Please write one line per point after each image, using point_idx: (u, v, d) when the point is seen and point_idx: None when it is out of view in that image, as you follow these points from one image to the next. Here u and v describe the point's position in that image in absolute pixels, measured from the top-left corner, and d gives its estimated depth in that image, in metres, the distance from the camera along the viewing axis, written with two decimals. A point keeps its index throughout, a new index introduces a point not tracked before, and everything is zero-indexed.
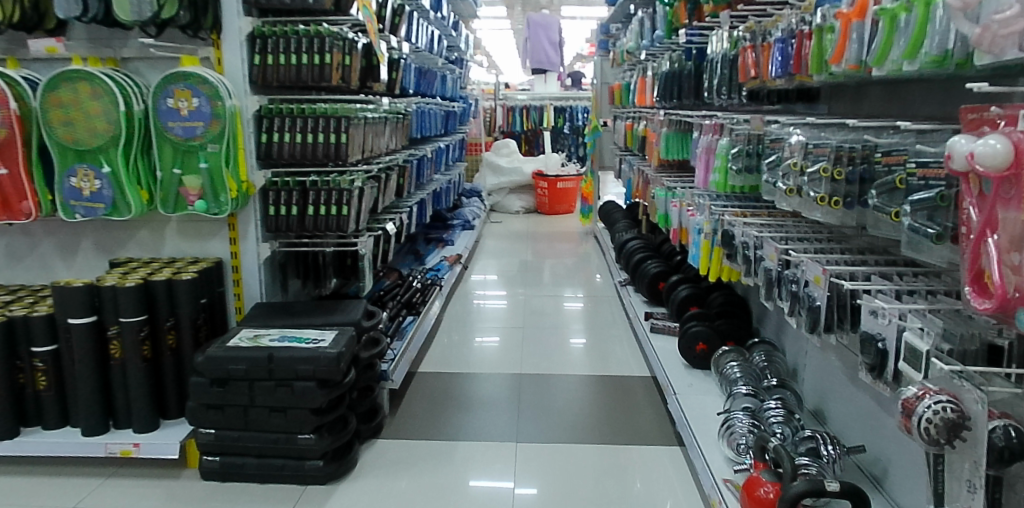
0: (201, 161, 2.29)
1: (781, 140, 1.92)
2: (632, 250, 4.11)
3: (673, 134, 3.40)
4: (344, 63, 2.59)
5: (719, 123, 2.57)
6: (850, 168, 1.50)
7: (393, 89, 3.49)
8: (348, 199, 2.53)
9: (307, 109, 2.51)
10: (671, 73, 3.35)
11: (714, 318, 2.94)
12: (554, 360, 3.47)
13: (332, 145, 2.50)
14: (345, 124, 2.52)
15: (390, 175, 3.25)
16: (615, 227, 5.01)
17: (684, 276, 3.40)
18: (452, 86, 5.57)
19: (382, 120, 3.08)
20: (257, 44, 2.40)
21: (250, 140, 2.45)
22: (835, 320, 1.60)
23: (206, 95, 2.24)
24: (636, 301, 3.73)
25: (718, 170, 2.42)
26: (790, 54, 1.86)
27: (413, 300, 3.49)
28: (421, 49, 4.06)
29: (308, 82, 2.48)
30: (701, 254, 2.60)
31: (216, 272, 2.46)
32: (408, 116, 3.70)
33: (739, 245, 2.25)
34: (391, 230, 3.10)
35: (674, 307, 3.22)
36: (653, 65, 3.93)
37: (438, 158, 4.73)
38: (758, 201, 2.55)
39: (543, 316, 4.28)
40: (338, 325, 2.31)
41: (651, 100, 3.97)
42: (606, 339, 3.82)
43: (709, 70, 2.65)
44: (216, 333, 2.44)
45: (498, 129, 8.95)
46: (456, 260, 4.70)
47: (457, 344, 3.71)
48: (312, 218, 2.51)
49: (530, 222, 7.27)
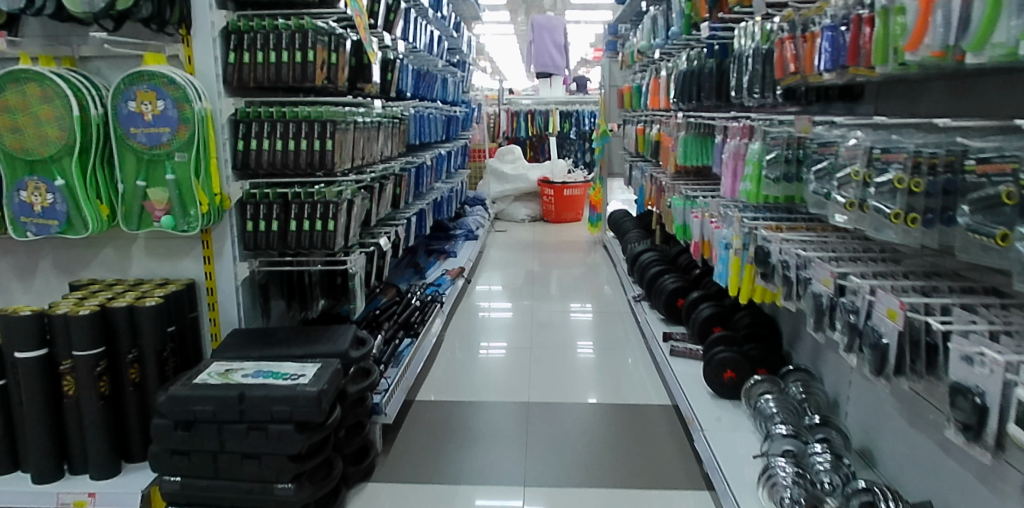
0: (168, 172, 2.03)
1: (834, 144, 1.64)
2: (647, 263, 3.83)
3: (692, 138, 3.14)
4: (330, 61, 2.32)
5: (748, 124, 2.31)
6: (931, 179, 1.21)
7: (387, 91, 3.24)
8: (335, 213, 2.26)
9: (288, 113, 2.26)
10: (691, 73, 3.08)
11: (741, 342, 2.66)
12: (564, 382, 3.20)
13: (315, 152, 2.24)
14: (330, 128, 2.26)
15: (383, 185, 2.98)
16: (627, 237, 4.73)
17: (706, 293, 3.12)
18: (453, 89, 5.33)
19: (375, 126, 2.82)
20: (232, 41, 2.17)
21: (225, 148, 2.20)
22: (909, 361, 1.32)
23: (171, 97, 1.99)
24: (652, 319, 3.45)
25: (750, 178, 2.16)
26: (842, 44, 1.59)
27: (411, 319, 3.23)
28: (419, 50, 3.81)
29: (289, 83, 2.23)
30: (732, 272, 2.32)
31: (188, 295, 2.20)
32: (405, 121, 3.45)
33: (778, 264, 1.98)
34: (385, 246, 2.83)
35: (695, 327, 2.95)
36: (667, 64, 3.66)
37: (439, 164, 4.47)
38: (794, 215, 2.28)
39: (551, 331, 4.01)
40: (322, 357, 2.04)
41: (666, 102, 3.71)
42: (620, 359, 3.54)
43: (736, 68, 2.38)
44: (188, 364, 2.17)
45: (501, 134, 8.68)
46: (459, 273, 4.43)
47: (460, 363, 3.44)
48: (295, 234, 2.25)
49: (536, 231, 7.01)
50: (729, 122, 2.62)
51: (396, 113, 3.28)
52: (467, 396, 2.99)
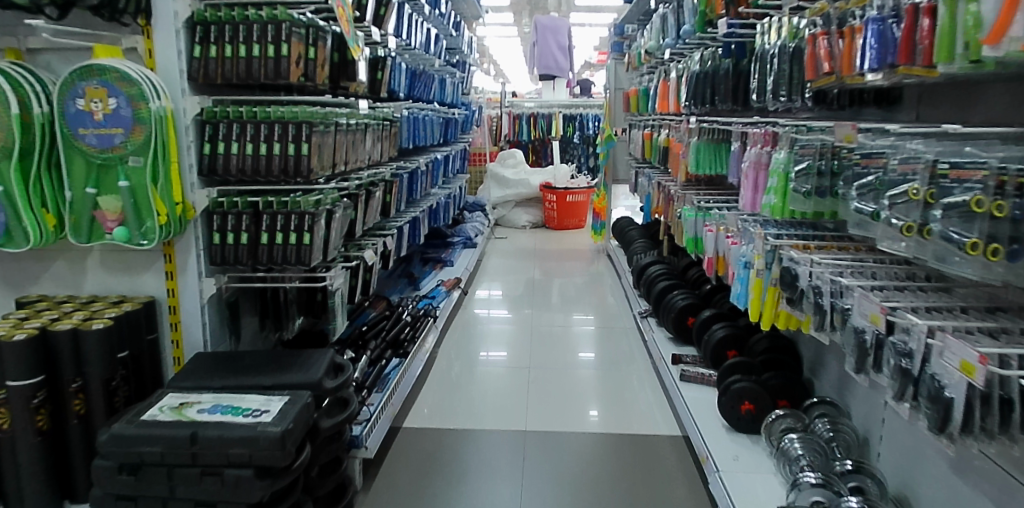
0: (120, 179, 1.81)
1: (883, 155, 1.41)
2: (655, 276, 3.59)
3: (705, 145, 2.91)
4: (307, 56, 2.10)
5: (772, 129, 2.09)
6: (1018, 201, 0.97)
7: (377, 91, 3.01)
8: (311, 224, 2.02)
9: (260, 114, 2.03)
10: (705, 74, 2.85)
11: (760, 370, 2.43)
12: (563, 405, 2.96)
13: (290, 157, 2.00)
14: (307, 131, 2.01)
15: (370, 194, 2.75)
16: (632, 247, 4.49)
17: (718, 312, 2.88)
18: (452, 91, 5.11)
19: (361, 129, 2.59)
20: (197, 33, 1.96)
21: (189, 151, 1.98)
22: (983, 422, 1.08)
23: (125, 94, 1.77)
24: (660, 337, 3.21)
25: (775, 191, 1.93)
26: (891, 39, 1.36)
27: (400, 337, 3.01)
28: (413, 48, 3.59)
29: (261, 80, 2.00)
30: (751, 294, 2.08)
31: (146, 315, 1.97)
32: (397, 123, 3.23)
33: (810, 289, 1.75)
34: (370, 260, 2.60)
35: (708, 350, 2.72)
36: (678, 66, 3.44)
37: (435, 170, 4.24)
38: (823, 233, 2.05)
39: (551, 344, 3.78)
40: (290, 389, 1.82)
41: (676, 106, 3.49)
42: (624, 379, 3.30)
43: (757, 69, 2.15)
44: (144, 392, 1.94)
45: (503, 138, 8.46)
46: (455, 284, 4.21)
47: (453, 380, 3.20)
48: (265, 248, 2.02)
49: (538, 238, 6.79)
50: (750, 127, 2.39)
51: (386, 115, 3.05)
52: (460, 421, 2.75)
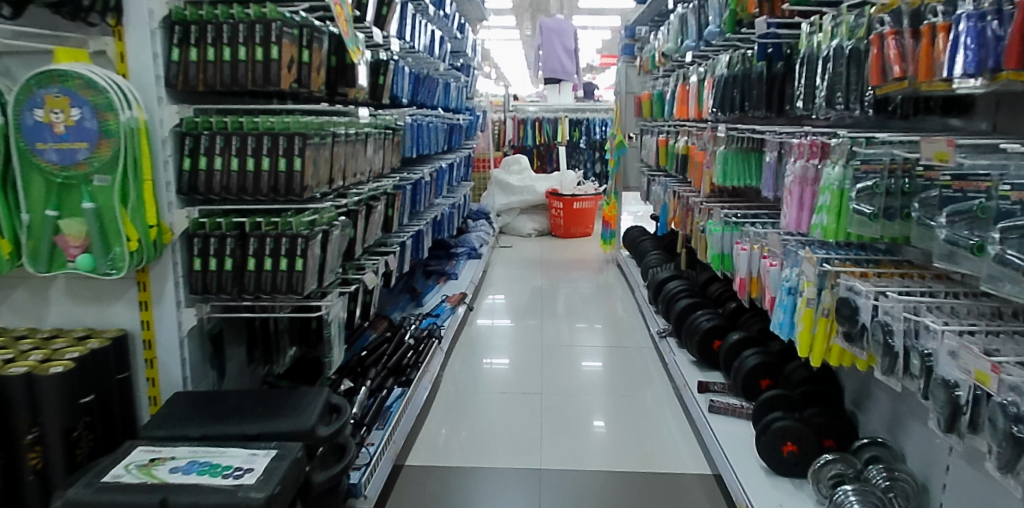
0: (85, 200, 1.58)
1: (983, 177, 1.18)
2: (674, 293, 3.35)
3: (733, 154, 2.70)
4: (300, 60, 1.85)
5: (821, 138, 1.87)
6: None
7: (378, 98, 2.79)
8: (304, 248, 1.79)
9: (248, 124, 1.81)
10: (735, 78, 2.64)
11: (801, 405, 2.20)
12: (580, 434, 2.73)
13: (281, 173, 1.77)
14: (300, 143, 1.78)
15: (369, 210, 2.52)
16: (646, 260, 4.27)
17: (748, 335, 2.65)
18: (456, 95, 4.89)
19: (361, 139, 2.36)
20: (176, 34, 1.74)
21: (166, 167, 1.75)
22: None
23: (89, 104, 1.54)
24: (682, 361, 2.98)
25: (828, 210, 1.73)
26: (996, 38, 1.13)
27: (403, 363, 2.78)
28: (417, 51, 3.37)
29: (248, 87, 1.76)
30: (799, 325, 1.85)
31: (116, 352, 1.76)
32: (400, 130, 3.00)
33: (879, 326, 1.52)
34: (370, 283, 2.37)
35: (739, 379, 2.49)
36: (701, 69, 3.22)
37: (439, 179, 4.02)
38: (880, 257, 1.82)
39: (563, 363, 3.55)
40: (278, 440, 1.59)
41: (698, 112, 3.27)
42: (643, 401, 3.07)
43: (803, 72, 1.93)
44: (112, 439, 1.71)
45: (507, 143, 8.23)
46: (460, 299, 3.98)
47: (458, 407, 2.97)
48: (253, 275, 1.80)
49: (544, 246, 6.56)
50: (786, 136, 2.19)
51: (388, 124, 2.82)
52: (468, 456, 2.52)
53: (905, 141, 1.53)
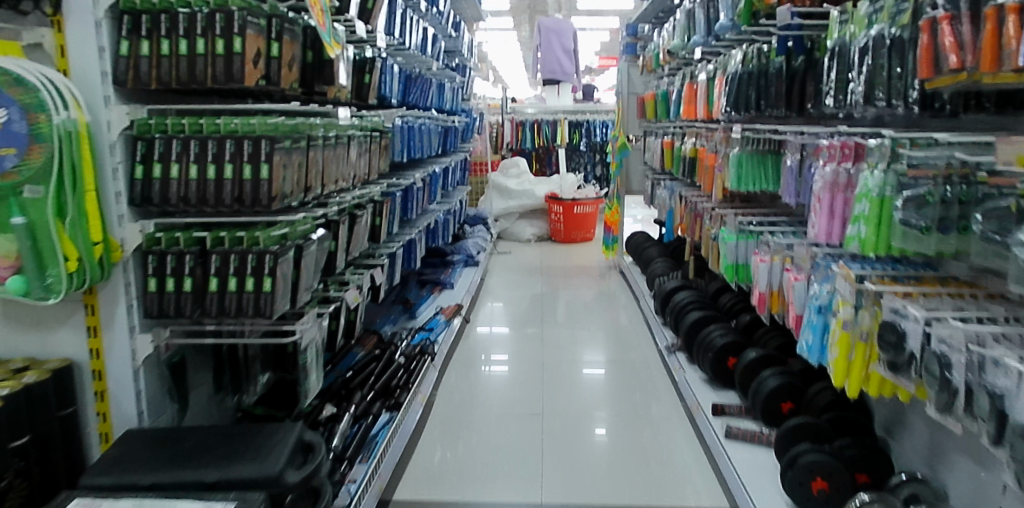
0: (13, 215, 1.36)
1: None
2: (683, 305, 3.14)
3: (749, 156, 2.50)
4: (268, 54, 1.64)
5: (853, 139, 1.68)
6: None
7: (364, 98, 2.58)
8: (273, 266, 1.58)
9: (210, 127, 1.59)
10: (749, 75, 2.45)
11: (830, 434, 1.99)
12: (583, 459, 2.52)
13: (246, 182, 1.56)
14: (269, 147, 1.56)
15: (352, 221, 2.32)
16: (651, 268, 4.06)
17: (766, 353, 2.44)
18: (451, 96, 4.70)
19: (343, 142, 2.16)
20: (125, 25, 1.53)
21: (115, 176, 1.55)
22: None
23: (17, 103, 1.33)
24: (692, 379, 2.77)
25: (867, 220, 1.53)
26: None
27: (392, 384, 2.59)
28: (406, 49, 3.17)
29: (208, 84, 1.55)
30: (833, 351, 1.64)
31: (57, 384, 1.54)
32: (388, 133, 2.80)
33: (932, 356, 1.31)
34: (353, 301, 2.16)
35: (758, 402, 2.28)
36: (711, 66, 3.02)
37: (433, 184, 3.81)
38: (923, 274, 1.61)
39: (564, 378, 3.34)
40: (239, 490, 1.38)
41: (708, 111, 3.07)
42: (650, 419, 2.86)
43: (834, 65, 1.73)
44: (53, 487, 1.50)
45: (505, 146, 8.02)
46: (456, 311, 3.77)
47: (453, 430, 2.76)
48: (215, 296, 1.59)
49: (543, 252, 6.36)
50: (809, 137, 2.02)
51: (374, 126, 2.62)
52: (462, 488, 2.31)
53: (973, 142, 1.31)
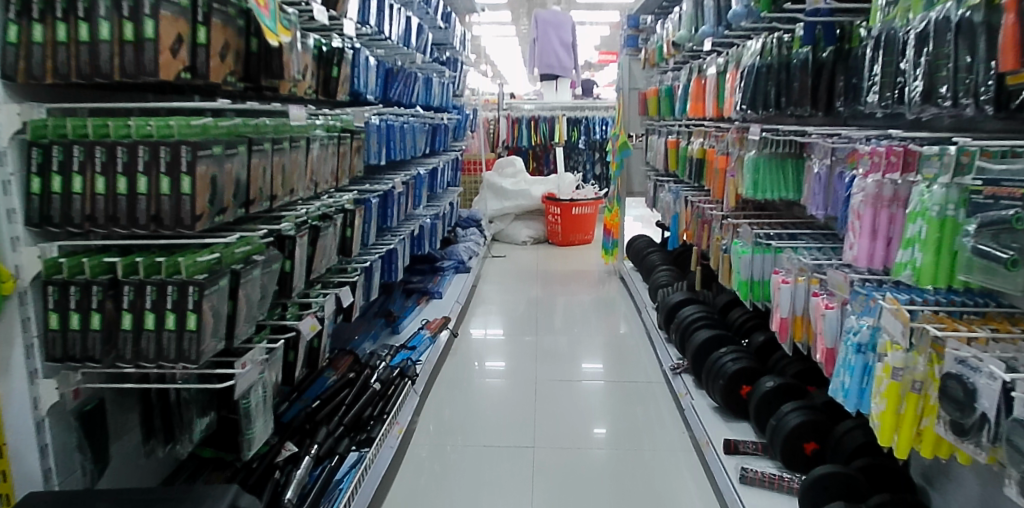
0: None
1: None
2: (690, 321, 2.86)
3: (766, 161, 2.23)
4: (194, 41, 1.35)
5: (903, 144, 1.41)
6: None
7: (332, 93, 2.32)
8: (197, 300, 1.29)
9: (120, 128, 1.29)
10: (768, 69, 2.17)
11: (863, 487, 1.71)
12: (576, 493, 2.25)
13: (164, 198, 1.27)
14: (190, 155, 1.27)
15: (314, 234, 2.03)
16: (653, 277, 3.77)
17: (785, 383, 2.16)
18: (441, 92, 4.41)
19: (300, 145, 1.87)
20: (14, 5, 1.23)
21: (5, 191, 1.24)
22: None
23: None
24: (701, 407, 2.49)
25: (925, 245, 1.25)
26: None
27: (364, 415, 2.32)
28: (385, 40, 2.89)
29: (116, 77, 1.26)
30: (877, 400, 1.35)
31: None
32: (362, 133, 2.52)
33: (1015, 425, 1.02)
34: (310, 330, 1.86)
35: (778, 441, 2.00)
36: (721, 59, 2.75)
37: (418, 187, 3.52)
38: (988, 309, 1.32)
39: (559, 396, 3.07)
40: None
41: (717, 109, 2.79)
42: (652, 444, 2.59)
43: (879, 55, 1.46)
44: None
45: (501, 143, 7.74)
46: (443, 324, 3.47)
47: (438, 447, 2.57)
48: (130, 336, 1.30)
49: (540, 255, 6.09)
50: (839, 139, 1.74)
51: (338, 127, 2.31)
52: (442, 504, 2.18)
53: None
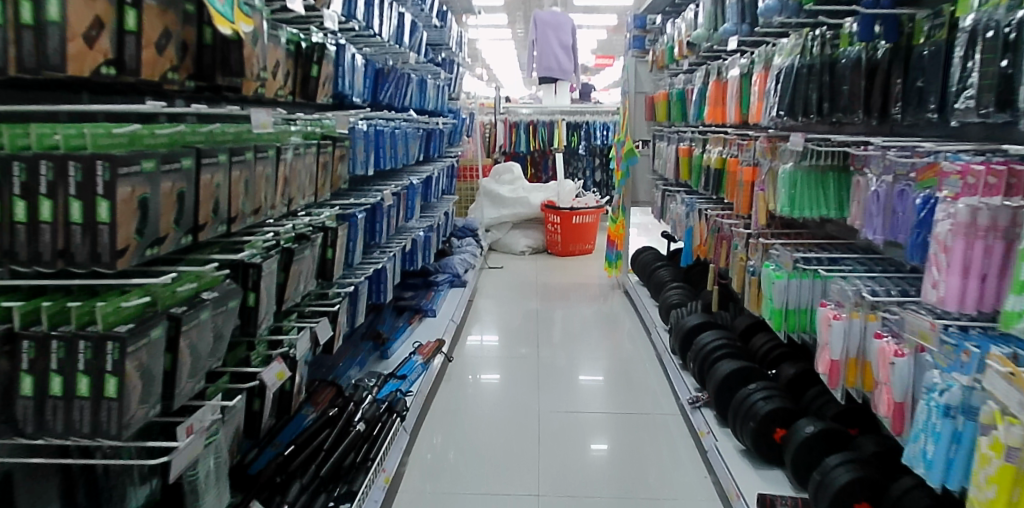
0: None
1: None
2: (710, 349, 2.58)
3: (805, 175, 1.96)
4: (120, 29, 1.06)
5: (981, 162, 1.18)
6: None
7: (311, 95, 2.04)
8: (118, 361, 1.01)
9: (19, 137, 1.00)
10: (809, 69, 1.90)
11: None
12: None
13: (75, 229, 0.98)
14: (110, 175, 0.98)
15: (285, 258, 1.75)
16: (663, 295, 3.50)
17: (827, 429, 1.89)
18: (435, 95, 4.14)
19: (267, 156, 1.59)
20: None
21: None
22: None
23: None
24: (726, 449, 2.21)
25: None
26: None
27: (344, 463, 2.03)
28: (374, 37, 2.61)
29: (11, 72, 0.96)
30: (983, 485, 1.06)
31: None
32: (346, 140, 2.24)
33: None
34: (276, 379, 1.61)
35: (822, 499, 1.70)
36: (745, 60, 2.49)
37: (410, 197, 3.24)
38: None
39: (562, 431, 2.78)
40: None
41: (741, 115, 2.53)
42: (667, 489, 2.30)
43: (971, 53, 1.19)
44: None
45: (498, 149, 7.46)
46: (436, 349, 3.18)
47: (433, 494, 2.29)
48: (30, 404, 1.01)
49: (539, 265, 5.82)
50: (898, 151, 1.58)
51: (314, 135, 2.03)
52: None
53: None
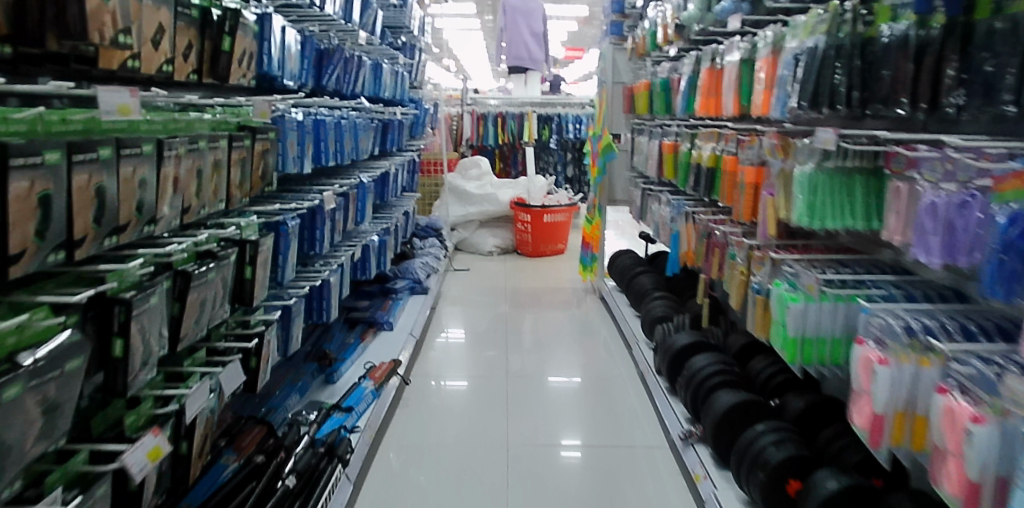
0: None
1: None
2: (704, 375, 2.26)
3: (828, 179, 1.63)
4: None
5: None
6: None
7: (222, 75, 1.61)
8: None
9: None
10: (836, 52, 1.57)
11: None
12: None
13: None
14: None
15: (177, 287, 1.33)
16: (646, 306, 3.19)
17: (855, 486, 1.57)
18: (394, 81, 3.72)
19: (143, 152, 1.16)
20: None
21: None
22: None
23: None
24: (729, 499, 1.87)
25: None
26: None
27: None
28: (313, 8, 2.19)
29: None
30: None
31: None
32: (271, 131, 1.82)
33: None
34: (148, 460, 1.16)
35: None
36: (746, 44, 2.16)
37: (362, 198, 2.84)
38: None
39: (534, 462, 2.40)
40: None
41: (740, 107, 2.21)
42: None
43: None
44: None
45: (464, 142, 7.06)
46: (391, 370, 2.78)
47: None
48: None
49: (508, 267, 5.46)
50: (963, 152, 1.26)
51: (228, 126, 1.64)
52: None
53: None
